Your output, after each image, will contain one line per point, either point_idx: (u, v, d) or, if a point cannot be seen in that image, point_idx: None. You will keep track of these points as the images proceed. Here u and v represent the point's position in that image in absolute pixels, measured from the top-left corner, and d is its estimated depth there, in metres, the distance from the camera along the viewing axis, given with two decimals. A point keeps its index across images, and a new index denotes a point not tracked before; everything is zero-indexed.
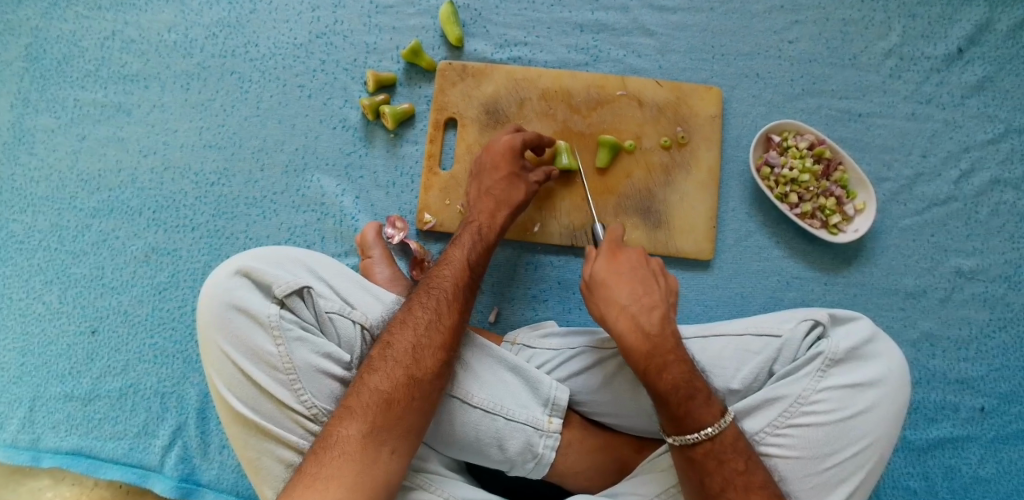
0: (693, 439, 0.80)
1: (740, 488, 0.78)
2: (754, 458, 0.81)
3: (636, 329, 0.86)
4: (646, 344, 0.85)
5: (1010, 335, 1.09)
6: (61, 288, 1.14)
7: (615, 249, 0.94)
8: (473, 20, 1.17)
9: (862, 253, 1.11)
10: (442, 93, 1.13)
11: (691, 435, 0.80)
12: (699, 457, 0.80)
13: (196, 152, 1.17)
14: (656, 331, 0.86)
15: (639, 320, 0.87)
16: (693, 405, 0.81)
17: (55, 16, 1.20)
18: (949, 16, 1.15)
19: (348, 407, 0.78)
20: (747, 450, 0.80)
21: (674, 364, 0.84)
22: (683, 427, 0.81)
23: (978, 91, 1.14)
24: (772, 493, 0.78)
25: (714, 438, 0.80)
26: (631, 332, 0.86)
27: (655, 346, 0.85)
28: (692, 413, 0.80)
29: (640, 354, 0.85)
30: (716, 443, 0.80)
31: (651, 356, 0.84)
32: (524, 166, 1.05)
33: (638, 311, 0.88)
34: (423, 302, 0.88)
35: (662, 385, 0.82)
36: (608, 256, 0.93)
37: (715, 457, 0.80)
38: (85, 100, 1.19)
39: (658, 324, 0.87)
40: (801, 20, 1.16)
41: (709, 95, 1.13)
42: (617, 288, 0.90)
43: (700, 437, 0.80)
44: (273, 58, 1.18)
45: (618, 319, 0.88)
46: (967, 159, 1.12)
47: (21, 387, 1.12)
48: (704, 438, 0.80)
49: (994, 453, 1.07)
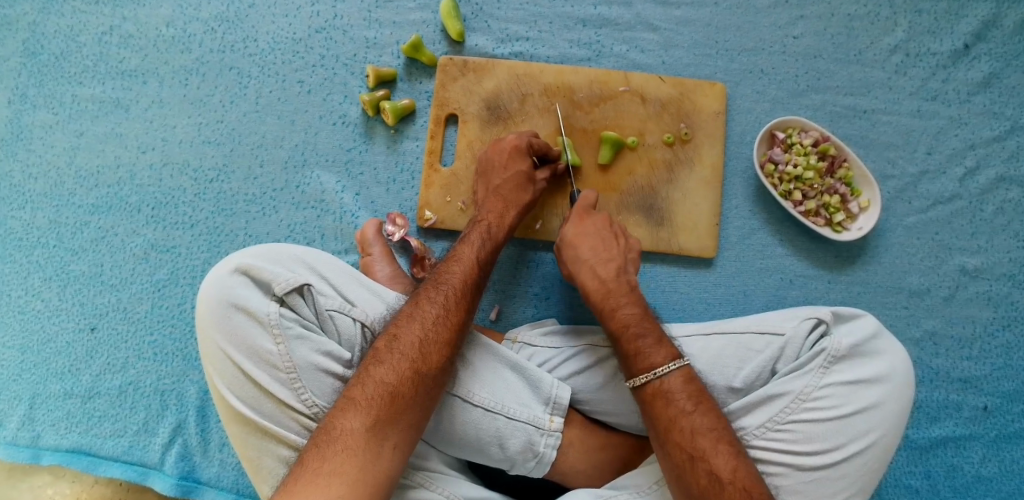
0: (643, 379, 0.83)
1: (685, 429, 0.79)
2: (709, 401, 0.82)
3: (594, 278, 0.95)
4: (601, 287, 0.94)
5: (1014, 334, 1.09)
6: (59, 285, 1.14)
7: (584, 212, 1.00)
8: (474, 15, 1.15)
9: (866, 251, 1.10)
10: (443, 89, 1.12)
11: (641, 376, 0.83)
12: (649, 397, 0.83)
13: (195, 148, 1.16)
14: (612, 278, 0.94)
15: (597, 270, 0.95)
16: (645, 344, 0.86)
17: (52, 10, 1.19)
18: (956, 11, 1.13)
19: (352, 399, 0.78)
20: (698, 393, 0.82)
21: (625, 305, 0.91)
22: (633, 368, 0.85)
23: (984, 87, 1.12)
24: (720, 436, 0.78)
25: (664, 378, 0.83)
26: (590, 279, 0.95)
27: (610, 290, 0.93)
28: (642, 353, 0.85)
29: (596, 298, 0.93)
30: (664, 383, 0.82)
31: (605, 299, 0.93)
32: (533, 165, 1.04)
33: (597, 262, 0.96)
34: (431, 296, 0.87)
35: (613, 323, 0.90)
36: (576, 217, 1.00)
37: (664, 397, 0.82)
38: (84, 96, 1.17)
39: (615, 273, 0.95)
40: (806, 15, 1.14)
41: (713, 91, 1.12)
42: (580, 243, 0.98)
43: (649, 376, 0.83)
44: (272, 53, 1.16)
45: (580, 270, 0.96)
46: (972, 157, 1.11)
47: (21, 384, 1.11)
48: (653, 379, 0.83)
49: (997, 452, 1.06)
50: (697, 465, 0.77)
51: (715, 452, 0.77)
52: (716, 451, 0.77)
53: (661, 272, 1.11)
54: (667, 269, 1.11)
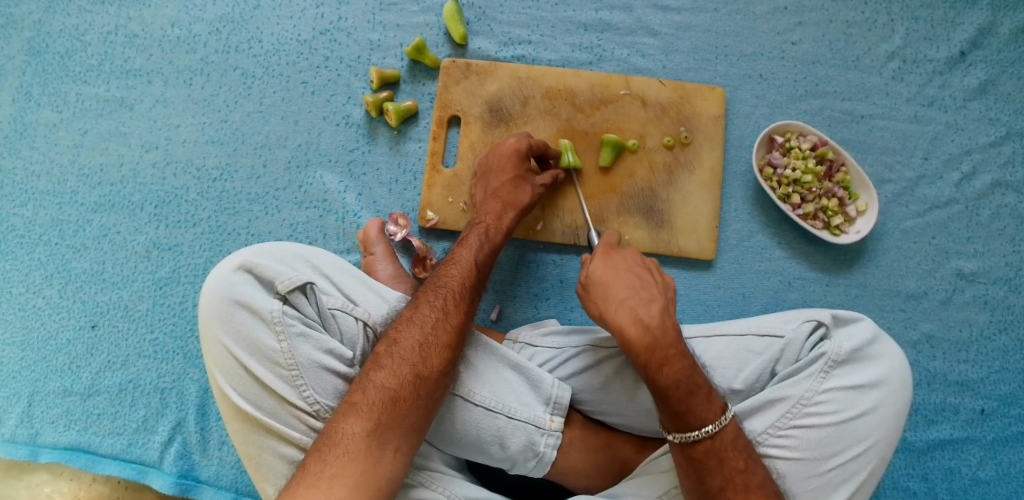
0: (694, 436, 0.80)
1: (738, 488, 0.78)
2: (755, 455, 0.81)
3: (637, 323, 0.85)
4: (647, 336, 0.84)
5: (1010, 338, 1.10)
6: (61, 282, 1.14)
7: (612, 250, 0.93)
8: (477, 18, 1.17)
9: (864, 254, 1.11)
10: (446, 91, 1.13)
11: (692, 433, 0.80)
12: (699, 455, 0.80)
13: (198, 147, 1.16)
14: (656, 324, 0.85)
15: (640, 314, 0.86)
16: (695, 402, 0.80)
17: (58, 10, 1.20)
18: (952, 19, 1.15)
19: (353, 404, 0.78)
20: (747, 449, 0.81)
21: (675, 357, 0.83)
22: (684, 424, 0.80)
23: (980, 94, 1.14)
24: (770, 493, 0.79)
25: (715, 436, 0.80)
26: (631, 325, 0.85)
27: (656, 338, 0.84)
28: (693, 410, 0.80)
29: (641, 347, 0.84)
30: (716, 441, 0.80)
31: (652, 350, 0.83)
32: (531, 168, 1.05)
33: (637, 305, 0.87)
34: (430, 299, 0.87)
35: (663, 379, 0.81)
36: (603, 254, 0.93)
37: (716, 455, 0.80)
38: (88, 94, 1.18)
39: (658, 317, 0.86)
40: (804, 21, 1.16)
41: (713, 95, 1.13)
42: (615, 283, 0.89)
43: (701, 435, 0.79)
44: (276, 54, 1.17)
45: (617, 313, 0.86)
46: (968, 162, 1.13)
47: (20, 382, 1.11)
48: (705, 437, 0.79)
49: (994, 455, 1.07)
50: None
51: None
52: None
53: None
54: (668, 272, 1.12)
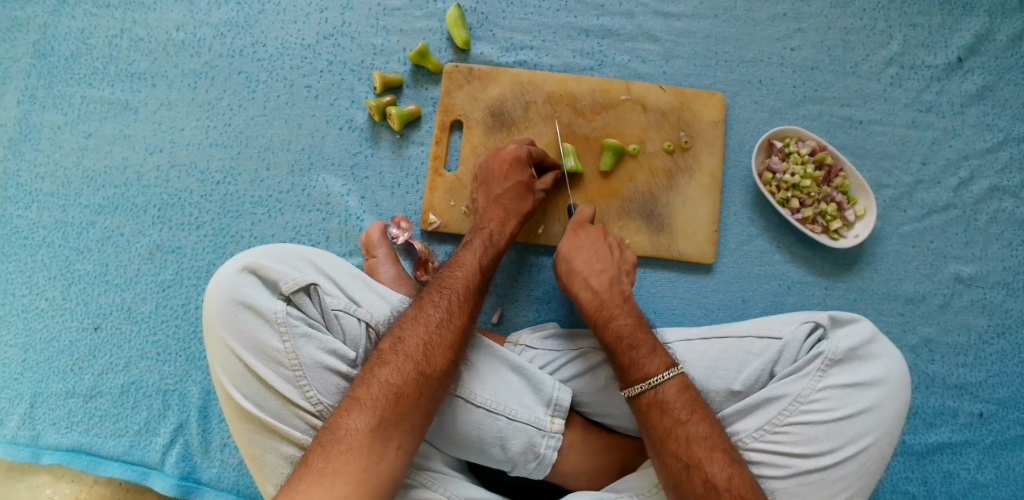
0: (638, 389, 0.85)
1: (679, 438, 0.81)
2: (702, 407, 0.83)
3: (587, 288, 0.97)
4: (593, 299, 0.95)
5: (1008, 342, 1.10)
6: (64, 284, 1.15)
7: (578, 226, 1.02)
8: (479, 24, 1.18)
9: (863, 258, 1.12)
10: (448, 96, 1.14)
11: (635, 386, 0.86)
12: (644, 408, 0.85)
13: (202, 150, 1.17)
14: (604, 290, 0.96)
15: (590, 281, 0.97)
16: (637, 355, 0.88)
17: (63, 14, 1.21)
18: (949, 26, 1.16)
19: (357, 399, 0.78)
20: (693, 403, 0.83)
21: (620, 317, 0.93)
22: (629, 379, 0.87)
23: (978, 99, 1.15)
24: (713, 444, 0.80)
25: (656, 387, 0.84)
26: (582, 290, 0.97)
27: (603, 301, 0.95)
28: (636, 363, 0.87)
29: (589, 308, 0.95)
30: (659, 394, 0.84)
31: (598, 310, 0.94)
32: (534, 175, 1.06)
33: (589, 274, 0.98)
34: (435, 299, 0.88)
35: (607, 335, 0.92)
36: (571, 231, 1.02)
37: (657, 406, 0.84)
38: (92, 97, 1.19)
39: (607, 285, 0.97)
40: (803, 28, 1.17)
41: (712, 101, 1.14)
42: (575, 257, 1.00)
43: (644, 387, 0.85)
44: (280, 58, 1.19)
45: (573, 281, 0.99)
46: (966, 167, 1.14)
47: (23, 383, 1.12)
48: (647, 388, 0.85)
49: (993, 458, 1.07)
50: (692, 474, 0.78)
51: (711, 461, 0.78)
52: (709, 459, 0.79)
53: (661, 277, 1.12)
54: (667, 275, 1.12)
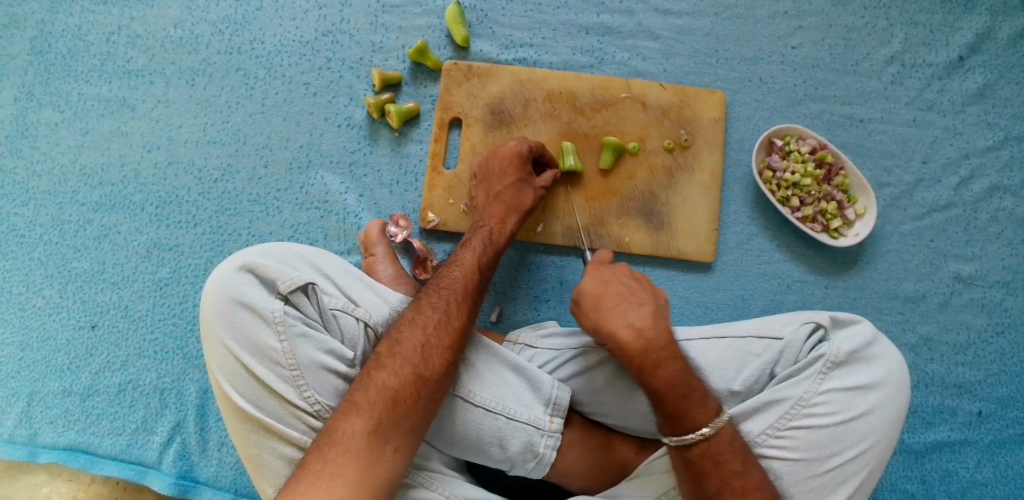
0: (690, 439, 0.80)
1: (738, 490, 0.78)
2: (752, 461, 0.80)
3: (628, 326, 0.87)
4: (639, 338, 0.85)
5: (1008, 341, 1.10)
6: (61, 282, 1.14)
7: (602, 264, 0.96)
8: (479, 21, 1.17)
9: (862, 257, 1.12)
10: (447, 93, 1.14)
11: (687, 436, 0.80)
12: (696, 458, 0.80)
13: (200, 148, 1.17)
14: (648, 327, 0.87)
15: (632, 318, 0.87)
16: (690, 404, 0.81)
17: (60, 10, 1.20)
18: (950, 24, 1.16)
19: (354, 402, 0.78)
20: (743, 451, 0.81)
21: (667, 361, 0.84)
22: (678, 426, 0.81)
23: (979, 98, 1.15)
24: (768, 495, 0.78)
25: (710, 438, 0.80)
26: (623, 328, 0.87)
27: (649, 341, 0.86)
28: (688, 413, 0.81)
29: (634, 348, 0.85)
30: (712, 444, 0.80)
31: (644, 352, 0.85)
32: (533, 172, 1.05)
33: (629, 310, 0.88)
34: (433, 301, 0.87)
35: (656, 382, 0.83)
36: (593, 268, 0.95)
37: (712, 457, 0.80)
38: (89, 95, 1.18)
39: (651, 322, 0.88)
40: (804, 26, 1.17)
41: (713, 99, 1.13)
42: (609, 295, 0.91)
43: (697, 437, 0.80)
44: (279, 55, 1.18)
45: (609, 318, 0.88)
46: (966, 166, 1.13)
47: (20, 381, 1.11)
48: (700, 440, 0.80)
49: (991, 457, 1.07)
50: None
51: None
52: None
53: (660, 276, 1.12)
54: (667, 274, 1.12)
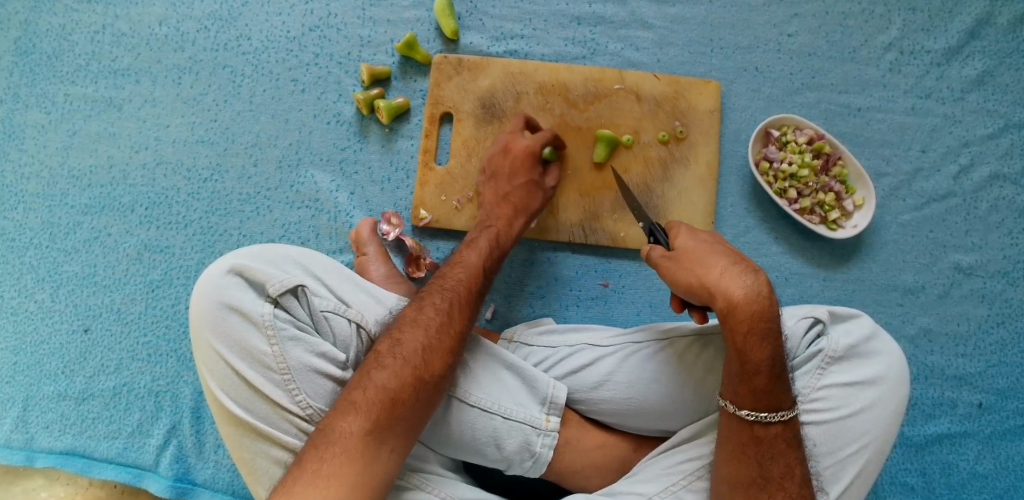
0: (770, 418, 0.78)
1: (795, 478, 0.77)
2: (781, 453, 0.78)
3: (743, 289, 0.79)
4: (754, 304, 0.78)
5: (1008, 331, 1.09)
6: (52, 286, 1.13)
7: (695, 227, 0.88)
8: (468, 13, 1.15)
9: (861, 248, 1.10)
10: (437, 88, 1.12)
11: (769, 414, 0.78)
12: (768, 437, 0.78)
13: (188, 147, 1.15)
14: (765, 295, 0.79)
15: (750, 284, 0.79)
16: (779, 383, 0.78)
17: (44, 9, 1.18)
18: (949, 9, 1.14)
19: (352, 402, 0.76)
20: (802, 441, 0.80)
21: (772, 334, 0.79)
22: (765, 404, 0.78)
23: (978, 85, 1.13)
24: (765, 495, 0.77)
25: (787, 422, 0.79)
26: (738, 290, 0.79)
27: (762, 309, 0.79)
28: (776, 393, 0.78)
29: (746, 313, 0.78)
30: (788, 428, 0.79)
31: (756, 319, 0.78)
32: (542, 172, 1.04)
33: (746, 275, 0.80)
34: (435, 301, 0.85)
35: (757, 354, 0.78)
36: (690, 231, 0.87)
37: (783, 440, 0.79)
38: (75, 95, 1.17)
39: (767, 289, 0.80)
40: (800, 13, 1.15)
41: (707, 89, 1.11)
42: (718, 255, 0.82)
43: (777, 417, 0.78)
44: (265, 52, 1.16)
45: (720, 278, 0.80)
46: (966, 154, 1.11)
47: (14, 386, 1.11)
48: (778, 421, 0.78)
49: (992, 449, 1.07)
50: None
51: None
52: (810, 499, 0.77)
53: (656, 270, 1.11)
54: None
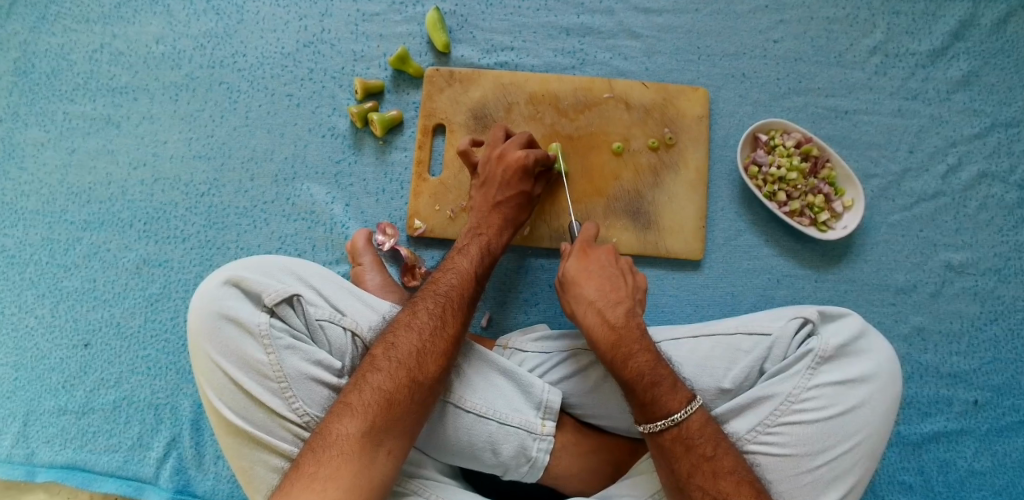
0: (661, 425, 0.80)
1: (707, 474, 0.77)
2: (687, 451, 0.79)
3: (603, 321, 0.88)
4: (610, 334, 0.87)
5: (1001, 328, 1.10)
6: (53, 302, 1.14)
7: (586, 248, 0.96)
8: (459, 27, 1.17)
9: (852, 249, 1.11)
10: (430, 100, 1.14)
11: (658, 422, 0.81)
12: (668, 443, 0.80)
13: (186, 163, 1.17)
14: (622, 323, 0.88)
15: (606, 313, 0.89)
16: (659, 392, 0.82)
17: (43, 29, 1.21)
18: (933, 12, 1.16)
19: (349, 404, 0.77)
20: (717, 436, 0.80)
21: (639, 354, 0.85)
22: (651, 413, 0.81)
23: (964, 86, 1.14)
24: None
25: (682, 424, 0.80)
26: (597, 323, 0.89)
27: (620, 336, 0.87)
28: (658, 400, 0.81)
29: (605, 343, 0.87)
30: (683, 429, 0.80)
31: (616, 346, 0.86)
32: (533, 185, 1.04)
33: (605, 305, 0.90)
34: (428, 306, 0.87)
35: (626, 374, 0.84)
36: (578, 255, 0.95)
37: (683, 442, 0.80)
38: (75, 113, 1.19)
39: (624, 317, 0.89)
40: (786, 19, 1.17)
41: (695, 95, 1.13)
42: (586, 283, 0.92)
43: (668, 423, 0.80)
44: (261, 68, 1.18)
45: (585, 311, 0.90)
46: (954, 154, 1.13)
47: (15, 402, 1.12)
48: (672, 425, 0.80)
49: (989, 445, 1.07)
50: None
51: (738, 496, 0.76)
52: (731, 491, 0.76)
53: (649, 275, 1.11)
54: (656, 272, 1.11)
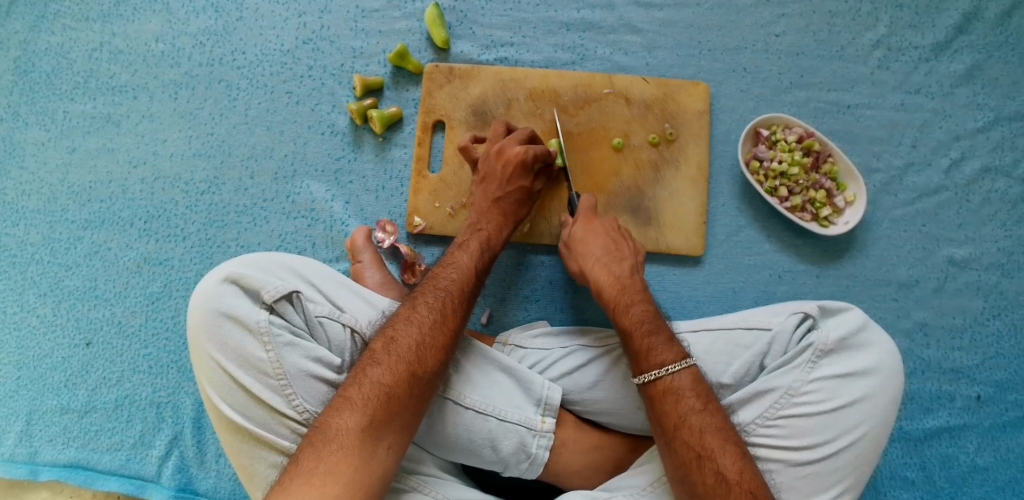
0: (654, 375, 0.82)
1: (692, 428, 0.78)
2: (676, 401, 0.80)
3: (608, 274, 0.95)
4: (614, 283, 0.93)
5: (1004, 323, 1.09)
6: (55, 300, 1.15)
7: (591, 215, 1.01)
8: (458, 22, 1.17)
9: (854, 244, 1.11)
10: (429, 97, 1.13)
11: (653, 371, 0.82)
12: (658, 394, 0.82)
13: (186, 161, 1.17)
14: (625, 276, 0.94)
15: (611, 267, 0.95)
16: (656, 341, 0.85)
17: (42, 28, 1.21)
18: (936, 5, 1.15)
19: (348, 398, 0.77)
20: (707, 393, 0.81)
21: (639, 303, 0.90)
22: (646, 364, 0.83)
23: (967, 79, 1.13)
24: (686, 451, 0.77)
25: (675, 375, 0.82)
26: (603, 275, 0.95)
27: (624, 286, 0.93)
28: (653, 349, 0.84)
29: (610, 293, 0.93)
30: (675, 381, 0.81)
31: (619, 295, 0.92)
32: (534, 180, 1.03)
33: (609, 260, 0.96)
34: (428, 300, 0.86)
35: (627, 319, 0.89)
36: (583, 219, 1.01)
37: (674, 393, 0.81)
38: (74, 112, 1.19)
39: (628, 272, 0.95)
40: (787, 13, 1.16)
41: (696, 90, 1.13)
42: (591, 243, 0.98)
43: (661, 372, 0.82)
44: (260, 65, 1.18)
45: (592, 266, 0.96)
46: (957, 148, 1.12)
47: (18, 400, 1.12)
48: (666, 375, 0.82)
49: (992, 441, 1.06)
50: (703, 465, 0.76)
51: (721, 451, 0.76)
52: (716, 445, 0.77)
53: (650, 271, 1.11)
54: (657, 268, 1.11)
